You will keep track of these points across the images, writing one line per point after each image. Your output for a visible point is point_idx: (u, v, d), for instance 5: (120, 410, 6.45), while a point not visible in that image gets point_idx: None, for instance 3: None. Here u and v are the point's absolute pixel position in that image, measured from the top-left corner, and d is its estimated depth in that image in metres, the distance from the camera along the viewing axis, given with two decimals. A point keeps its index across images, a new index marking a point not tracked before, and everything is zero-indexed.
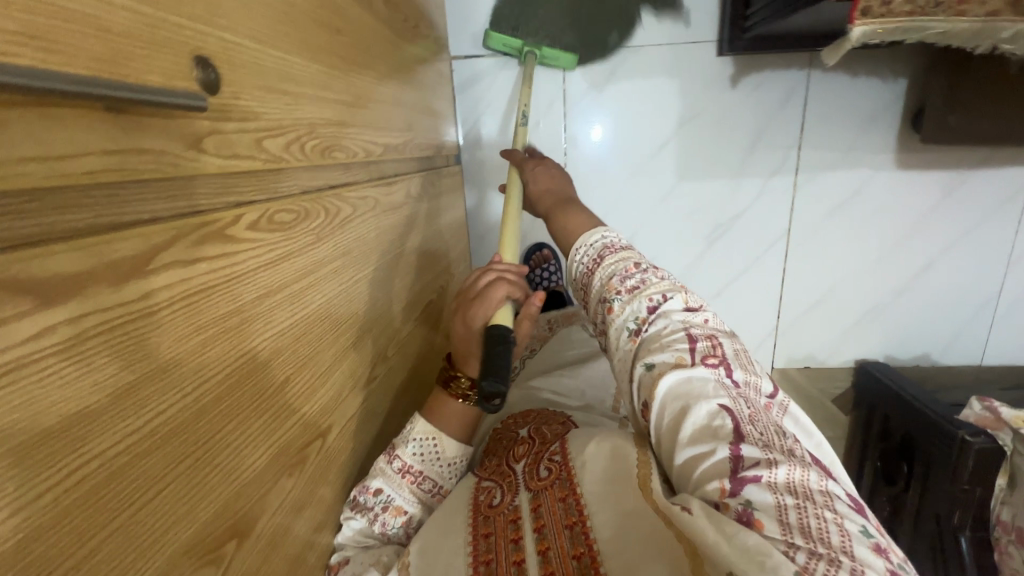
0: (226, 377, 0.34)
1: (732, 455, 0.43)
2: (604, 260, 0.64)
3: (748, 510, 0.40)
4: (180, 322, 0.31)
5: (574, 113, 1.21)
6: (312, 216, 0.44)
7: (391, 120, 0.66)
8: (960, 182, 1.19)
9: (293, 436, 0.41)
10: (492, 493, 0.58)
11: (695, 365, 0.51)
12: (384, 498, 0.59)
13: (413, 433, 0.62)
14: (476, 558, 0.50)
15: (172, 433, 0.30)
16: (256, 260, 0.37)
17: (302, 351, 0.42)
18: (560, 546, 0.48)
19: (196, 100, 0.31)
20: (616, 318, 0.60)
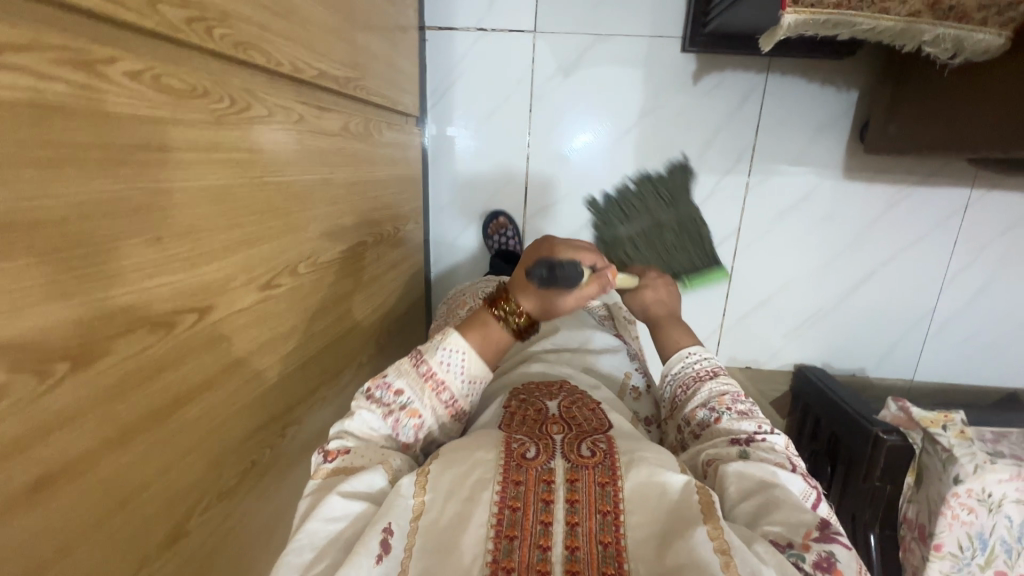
0: (79, 203, 0.34)
1: (820, 519, 0.49)
2: (718, 378, 0.68)
3: (830, 556, 0.45)
4: (27, 128, 0.30)
5: (543, 98, 1.25)
6: (210, 97, 0.45)
7: (332, 50, 0.68)
8: (904, 197, 1.24)
9: (160, 296, 0.41)
10: (525, 444, 0.54)
11: (793, 473, 0.56)
12: (402, 397, 0.62)
13: (445, 343, 0.65)
14: (502, 501, 0.48)
15: (3, 223, 0.29)
16: (136, 108, 0.37)
17: (181, 220, 0.42)
18: (590, 527, 0.46)
19: None
20: (722, 426, 0.63)
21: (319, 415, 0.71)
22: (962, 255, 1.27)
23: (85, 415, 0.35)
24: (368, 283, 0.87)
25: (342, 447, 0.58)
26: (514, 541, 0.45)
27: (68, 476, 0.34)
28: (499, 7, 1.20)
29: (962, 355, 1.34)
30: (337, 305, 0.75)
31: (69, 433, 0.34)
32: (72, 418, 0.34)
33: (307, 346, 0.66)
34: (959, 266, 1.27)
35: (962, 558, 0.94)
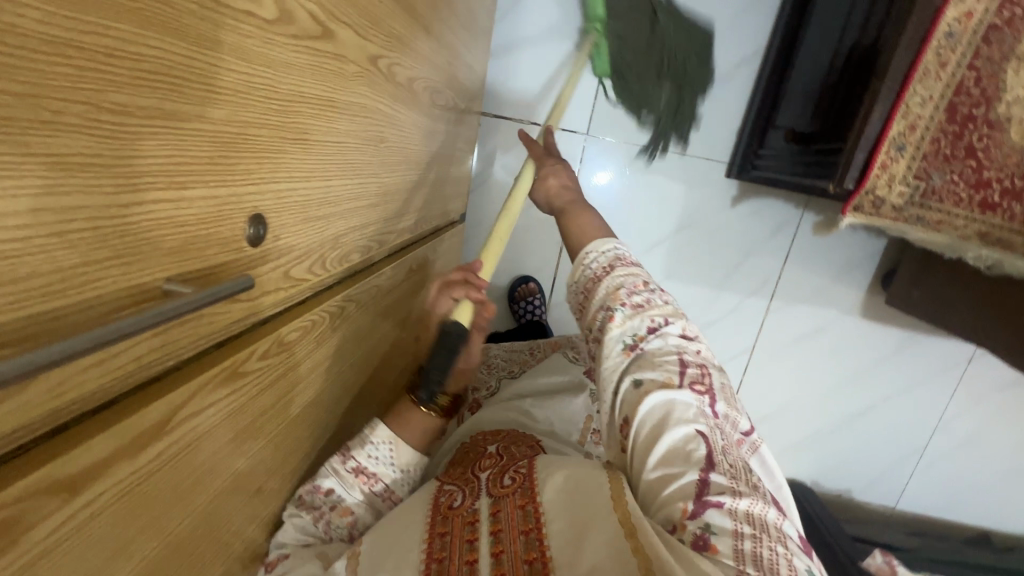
0: (209, 504, 0.34)
1: (701, 479, 0.43)
2: (614, 270, 0.59)
3: (706, 534, 0.40)
4: (184, 464, 0.31)
5: (587, 156, 1.24)
6: (316, 325, 0.45)
7: (410, 202, 0.69)
8: (913, 342, 1.29)
9: (248, 542, 0.42)
10: (452, 496, 0.54)
11: (682, 388, 0.50)
12: (335, 497, 0.54)
13: (372, 434, 0.59)
14: (429, 556, 0.46)
15: (152, 569, 0.30)
16: (260, 385, 0.38)
17: (274, 458, 0.43)
18: (514, 550, 0.44)
19: (245, 285, 0.31)
20: (614, 328, 0.55)
21: None
22: (960, 402, 1.32)
23: None
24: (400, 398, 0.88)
25: (279, 557, 0.49)
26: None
27: None
28: (555, 104, 1.22)
29: (943, 492, 1.40)
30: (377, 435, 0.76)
31: None
32: None
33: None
34: (954, 412, 1.33)
35: None
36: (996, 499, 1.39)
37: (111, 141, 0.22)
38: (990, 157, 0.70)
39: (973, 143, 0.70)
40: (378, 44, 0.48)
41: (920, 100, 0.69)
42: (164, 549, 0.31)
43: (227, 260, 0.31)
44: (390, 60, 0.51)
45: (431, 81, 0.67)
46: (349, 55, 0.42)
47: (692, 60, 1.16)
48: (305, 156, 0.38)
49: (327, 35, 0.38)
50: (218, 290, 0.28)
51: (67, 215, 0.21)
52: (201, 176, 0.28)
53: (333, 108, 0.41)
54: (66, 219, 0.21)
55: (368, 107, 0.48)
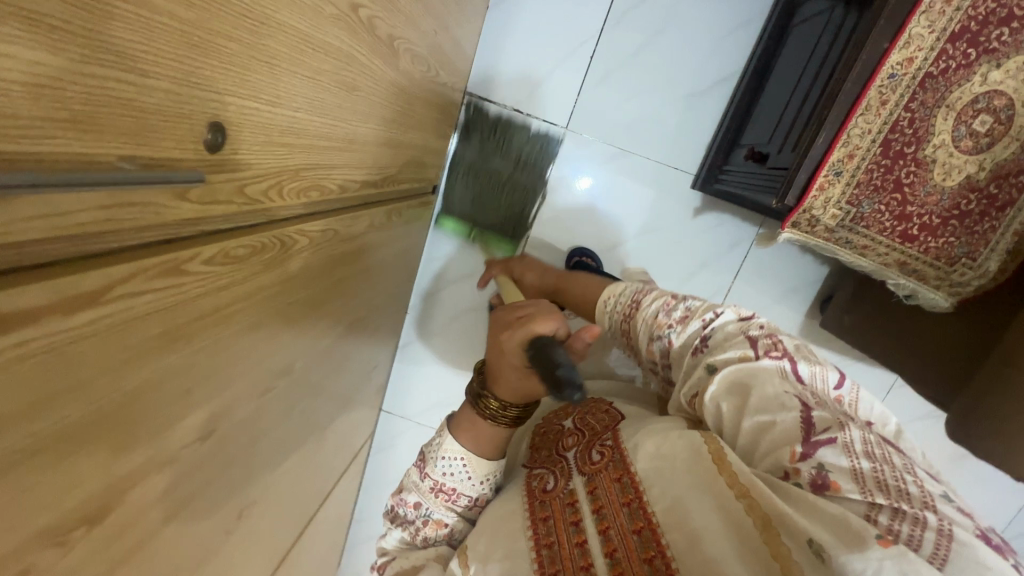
0: (134, 389, 0.36)
1: (805, 423, 0.49)
2: (643, 302, 0.71)
3: (822, 472, 0.46)
4: (115, 341, 0.33)
5: (564, 152, 1.28)
6: (266, 249, 0.48)
7: (379, 158, 0.71)
8: (841, 365, 1.38)
9: (173, 440, 0.43)
10: (546, 479, 0.62)
11: (760, 359, 0.57)
12: (422, 512, 0.66)
13: (444, 452, 0.66)
14: (539, 540, 0.55)
15: (71, 430, 0.32)
16: (198, 290, 0.39)
17: (208, 367, 0.45)
18: (620, 524, 0.51)
19: (194, 181, 0.34)
20: (677, 343, 0.66)
21: (273, 493, 0.73)
22: None
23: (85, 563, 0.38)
24: (345, 353, 0.89)
25: (386, 559, 0.69)
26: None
27: None
28: (540, 94, 1.26)
29: None
30: (316, 380, 0.78)
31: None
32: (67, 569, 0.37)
33: (279, 434, 0.68)
34: None
35: None
36: None
37: (82, 14, 0.24)
38: (916, 193, 0.77)
39: (901, 178, 0.77)
40: None
41: (860, 132, 0.75)
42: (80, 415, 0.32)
43: (180, 158, 0.33)
44: (371, 13, 0.54)
45: (414, 46, 0.70)
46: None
47: (674, 74, 1.22)
48: (273, 80, 0.40)
49: None
50: (166, 177, 0.31)
51: (33, 70, 0.23)
52: (164, 70, 0.30)
53: (307, 43, 0.44)
54: (28, 73, 0.23)
55: (343, 53, 0.50)
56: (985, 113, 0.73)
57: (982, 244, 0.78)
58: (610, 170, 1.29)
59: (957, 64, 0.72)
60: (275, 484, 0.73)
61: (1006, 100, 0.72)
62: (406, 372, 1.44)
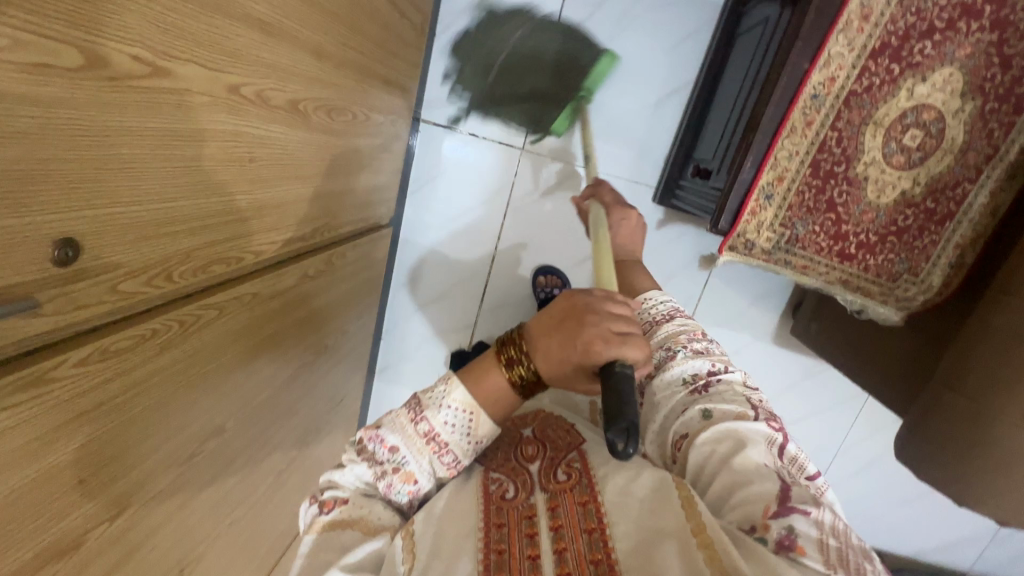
0: (5, 496, 0.38)
1: (780, 489, 0.46)
2: (674, 318, 0.72)
3: (791, 534, 0.41)
4: None
5: (523, 174, 1.28)
6: (160, 332, 0.49)
7: (303, 212, 0.72)
8: (819, 369, 1.36)
9: (73, 526, 0.45)
10: (504, 486, 0.54)
11: (756, 420, 0.55)
12: (397, 459, 0.51)
13: (447, 398, 0.52)
14: (487, 546, 0.47)
15: None
16: (71, 390, 0.41)
17: (106, 453, 0.46)
18: (577, 550, 0.46)
19: (35, 304, 0.36)
20: (675, 365, 0.65)
21: (220, 543, 0.75)
22: (859, 428, 1.39)
23: None
24: (299, 395, 0.91)
25: (338, 498, 0.51)
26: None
27: None
28: (494, 117, 1.25)
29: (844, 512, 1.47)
30: (262, 429, 0.79)
31: None
32: None
33: (220, 487, 0.70)
34: (854, 437, 1.40)
35: None
36: (890, 522, 1.48)
37: None
38: (850, 211, 0.76)
39: (834, 197, 0.76)
40: (240, 73, 0.51)
41: (788, 154, 0.74)
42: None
43: (24, 280, 0.35)
44: (260, 87, 0.54)
45: (330, 100, 0.71)
46: (196, 88, 0.45)
47: (627, 88, 1.21)
48: (134, 182, 0.42)
49: (161, 73, 0.41)
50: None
51: None
52: None
53: (175, 135, 0.44)
54: None
55: (228, 131, 0.51)
56: (914, 128, 0.71)
57: (923, 260, 0.75)
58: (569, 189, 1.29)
59: (881, 80, 0.70)
60: (222, 536, 0.75)
61: (935, 114, 0.70)
62: (380, 396, 1.46)
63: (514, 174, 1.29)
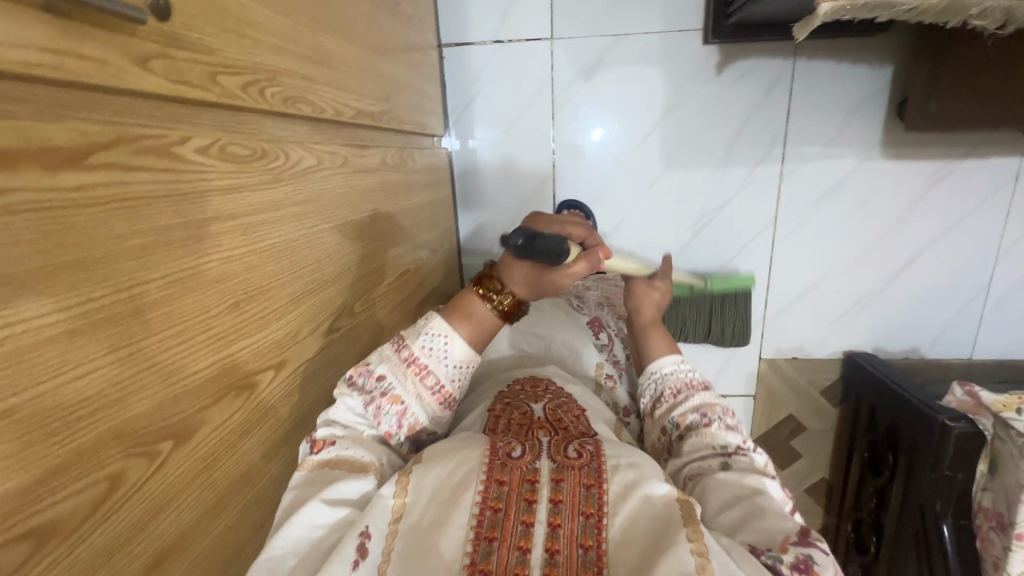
0: (165, 284, 0.39)
1: (801, 528, 0.55)
2: (707, 389, 0.77)
3: (808, 559, 0.51)
4: (129, 220, 0.36)
5: (560, 63, 1.21)
6: (268, 156, 0.50)
7: (366, 86, 0.70)
8: (947, 172, 1.19)
9: (240, 359, 0.48)
10: (511, 446, 0.63)
11: (773, 480, 0.64)
12: (384, 383, 0.64)
13: (428, 328, 0.67)
14: (485, 501, 0.55)
15: (103, 319, 0.34)
16: (208, 180, 0.43)
17: (253, 283, 0.49)
18: (571, 529, 0.53)
19: (140, 16, 0.34)
20: (707, 433, 0.71)
21: None
22: (1016, 225, 1.21)
23: (185, 480, 0.42)
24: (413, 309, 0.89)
25: (329, 439, 0.60)
26: (493, 543, 0.51)
27: (155, 519, 0.39)
28: (512, 15, 1.20)
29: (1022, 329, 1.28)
30: (387, 329, 0.79)
31: (174, 477, 0.41)
32: (167, 484, 0.40)
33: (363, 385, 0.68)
34: (1012, 238, 1.22)
35: None
36: None
37: None
38: None
39: None
40: None
41: None
42: (138, 297, 0.37)
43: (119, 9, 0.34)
44: None
45: None
46: None
47: None
48: None
49: None
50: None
51: None
52: None
53: None
54: None
55: None
56: None
57: None
58: (614, 60, 1.20)
59: None
60: None
61: None
62: None
63: (552, 66, 1.22)
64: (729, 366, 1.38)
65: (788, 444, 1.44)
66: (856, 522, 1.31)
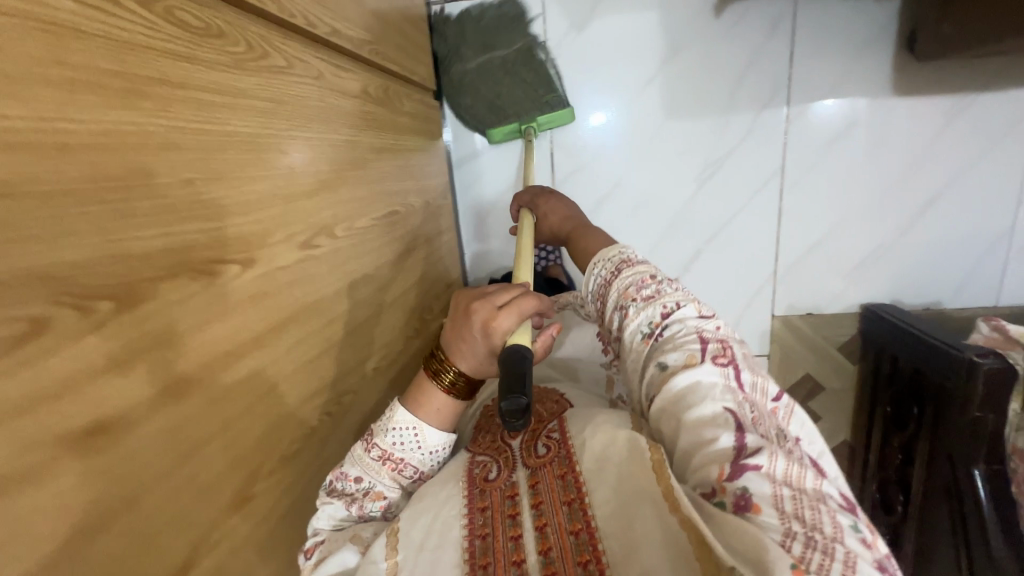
0: (100, 129, 0.36)
1: (737, 445, 0.51)
2: (621, 272, 0.74)
3: (744, 494, 0.47)
4: (46, 45, 0.33)
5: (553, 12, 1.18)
6: (228, 40, 0.48)
7: (343, 7, 0.68)
8: (963, 108, 1.14)
9: (200, 243, 0.44)
10: (487, 467, 0.62)
11: (703, 364, 0.60)
12: (363, 485, 0.62)
13: (393, 422, 0.63)
14: (473, 531, 0.54)
15: (17, 143, 0.31)
16: (151, 39, 0.40)
17: (212, 166, 0.45)
18: (558, 521, 0.53)
19: None
20: (631, 322, 0.69)
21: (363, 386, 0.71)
22: None
23: (132, 355, 0.38)
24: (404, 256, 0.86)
25: (317, 542, 0.58)
26: (487, 568, 0.51)
27: (95, 386, 0.36)
28: None
29: None
30: (376, 269, 0.75)
31: (117, 345, 0.37)
32: (110, 352, 0.37)
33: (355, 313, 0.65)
34: None
35: None
36: None
37: None
38: None
39: None
40: None
41: None
42: (64, 134, 0.34)
43: None
44: None
45: None
46: None
47: None
48: None
49: None
50: None
51: None
52: None
53: None
54: None
55: None
56: None
57: None
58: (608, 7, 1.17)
59: None
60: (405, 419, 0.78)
61: None
62: None
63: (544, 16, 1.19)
64: (741, 326, 1.33)
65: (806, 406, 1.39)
66: (882, 483, 1.25)
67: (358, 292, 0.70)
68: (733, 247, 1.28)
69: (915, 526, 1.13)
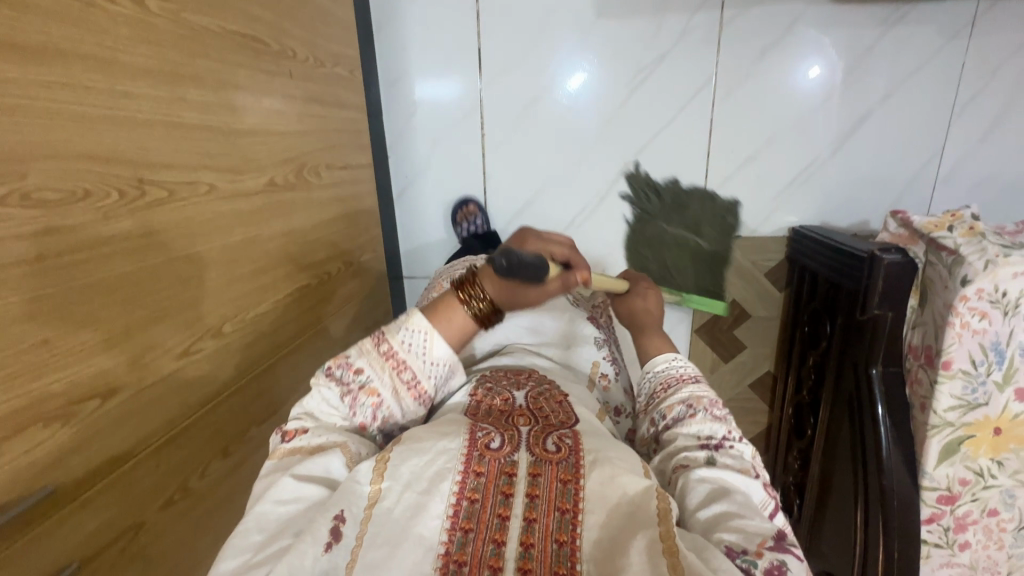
0: None
1: (777, 532, 0.50)
2: (700, 382, 0.69)
3: (780, 566, 0.46)
4: None
5: None
6: None
7: None
8: (900, 18, 1.10)
9: None
10: (490, 434, 0.56)
11: (756, 480, 0.57)
12: (361, 376, 0.60)
13: (408, 324, 0.62)
14: (461, 492, 0.50)
15: None
16: None
17: None
18: (546, 523, 0.48)
19: None
20: (692, 424, 0.63)
21: (221, 218, 0.64)
22: (971, 79, 1.13)
23: None
24: (288, 105, 0.79)
25: (300, 428, 0.58)
26: (469, 534, 0.47)
27: None
28: None
29: (975, 201, 1.21)
30: (240, 94, 0.68)
31: None
32: None
33: (186, 100, 0.59)
34: (968, 93, 1.14)
35: (976, 376, 0.82)
36: None
37: None
38: None
39: None
40: None
41: None
42: None
43: None
44: None
45: None
46: None
47: None
48: None
49: None
50: None
51: None
52: None
53: None
54: None
55: None
56: None
57: None
58: None
59: None
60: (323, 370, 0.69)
61: None
62: (409, 223, 1.36)
63: None
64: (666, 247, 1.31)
65: (729, 333, 1.36)
66: (797, 407, 1.24)
67: (209, 104, 0.62)
68: (661, 163, 1.25)
69: (821, 441, 1.12)
